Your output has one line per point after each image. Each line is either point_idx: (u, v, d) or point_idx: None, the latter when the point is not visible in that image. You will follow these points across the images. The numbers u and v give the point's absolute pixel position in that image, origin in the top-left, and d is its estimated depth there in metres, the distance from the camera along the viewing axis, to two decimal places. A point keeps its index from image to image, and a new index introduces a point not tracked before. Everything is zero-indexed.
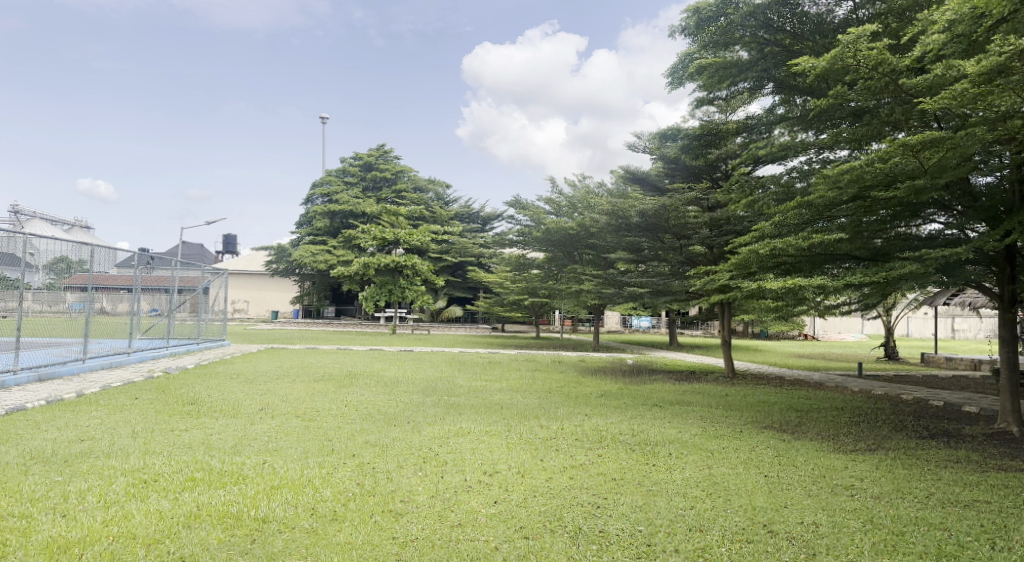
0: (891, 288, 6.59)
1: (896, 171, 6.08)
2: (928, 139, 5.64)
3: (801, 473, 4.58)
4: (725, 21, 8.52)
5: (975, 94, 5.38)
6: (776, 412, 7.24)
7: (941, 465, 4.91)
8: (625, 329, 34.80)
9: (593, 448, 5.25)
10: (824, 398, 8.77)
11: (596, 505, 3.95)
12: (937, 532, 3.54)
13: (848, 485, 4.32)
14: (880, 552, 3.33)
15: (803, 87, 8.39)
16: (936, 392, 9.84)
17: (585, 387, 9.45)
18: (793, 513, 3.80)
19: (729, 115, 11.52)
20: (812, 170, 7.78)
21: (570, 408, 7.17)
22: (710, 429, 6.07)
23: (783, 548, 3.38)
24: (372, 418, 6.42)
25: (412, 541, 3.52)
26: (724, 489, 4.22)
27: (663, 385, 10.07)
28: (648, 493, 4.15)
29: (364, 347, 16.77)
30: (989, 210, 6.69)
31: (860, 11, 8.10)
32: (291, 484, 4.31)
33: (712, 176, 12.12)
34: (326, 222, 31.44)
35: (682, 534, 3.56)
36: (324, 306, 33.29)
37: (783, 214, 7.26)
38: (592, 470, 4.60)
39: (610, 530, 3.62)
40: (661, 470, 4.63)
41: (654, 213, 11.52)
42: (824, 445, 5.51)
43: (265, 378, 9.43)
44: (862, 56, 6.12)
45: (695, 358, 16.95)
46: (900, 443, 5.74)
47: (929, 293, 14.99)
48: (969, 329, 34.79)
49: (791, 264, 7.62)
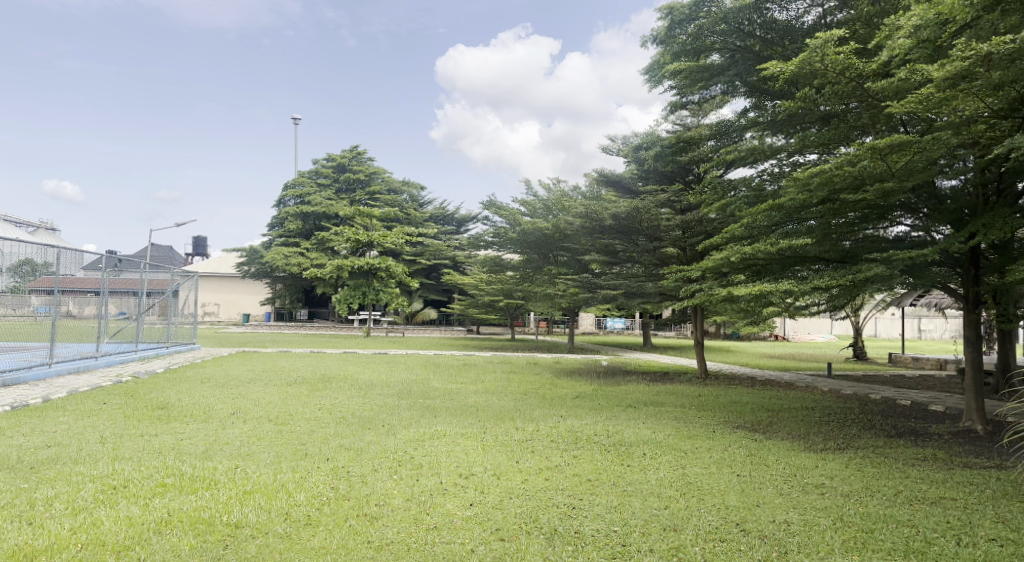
0: (858, 290, 6.69)
1: (864, 175, 6.15)
2: (895, 143, 5.73)
3: (773, 473, 4.63)
4: (696, 28, 8.59)
5: (941, 98, 5.47)
6: (748, 412, 7.34)
7: (909, 463, 5.00)
8: (599, 331, 35.02)
9: (568, 449, 5.27)
10: (794, 398, 8.92)
11: (571, 506, 3.96)
12: (905, 529, 3.60)
13: (818, 484, 4.38)
14: (850, 549, 3.38)
15: (773, 92, 8.53)
16: (903, 391, 10.03)
17: (562, 388, 9.48)
18: (765, 512, 3.84)
19: (701, 119, 11.63)
20: (783, 173, 7.88)
21: (544, 410, 7.19)
22: (684, 429, 6.12)
23: (755, 547, 3.42)
24: (346, 422, 6.37)
25: (387, 544, 3.50)
26: (697, 489, 4.25)
27: (639, 386, 10.14)
28: (623, 494, 4.17)
29: (338, 350, 16.64)
30: (955, 213, 6.89)
31: (828, 17, 8.28)
32: (265, 489, 4.27)
33: (685, 179, 12.11)
34: (300, 223, 31.24)
35: (656, 534, 3.59)
36: (297, 308, 33.03)
37: (754, 216, 7.33)
38: (567, 471, 4.62)
39: (585, 531, 3.63)
40: (636, 470, 4.66)
41: (627, 214, 11.58)
42: (795, 445, 5.58)
43: (238, 382, 9.31)
44: (830, 60, 6.18)
45: (669, 358, 17.14)
46: (870, 441, 5.84)
47: (895, 294, 15.32)
48: (935, 329, 35.56)
49: (761, 266, 7.72)
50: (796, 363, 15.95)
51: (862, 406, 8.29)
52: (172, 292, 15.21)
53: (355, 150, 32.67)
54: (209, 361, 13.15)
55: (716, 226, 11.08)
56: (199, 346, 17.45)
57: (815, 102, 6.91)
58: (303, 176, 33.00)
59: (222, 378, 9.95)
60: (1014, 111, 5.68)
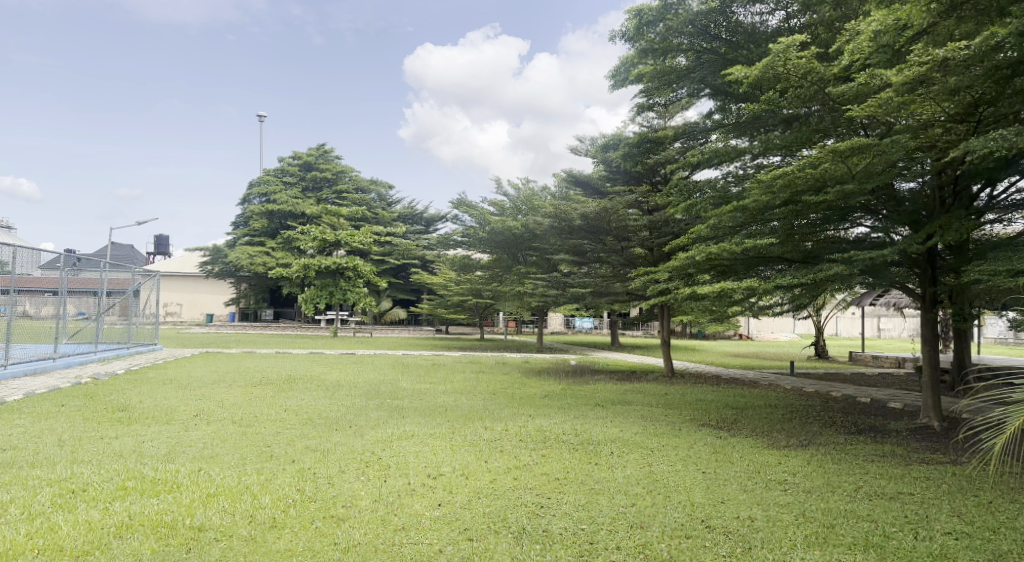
0: (820, 289, 6.82)
1: (825, 177, 6.28)
2: (856, 146, 5.87)
3: (737, 469, 4.69)
4: (664, 28, 8.58)
5: (898, 102, 5.62)
6: (712, 410, 7.43)
7: (868, 459, 5.11)
8: (567, 331, 35.19)
9: (536, 449, 5.28)
10: (758, 396, 9.06)
11: (539, 505, 3.97)
12: (864, 524, 3.68)
13: (781, 480, 4.46)
14: (811, 544, 3.45)
15: (738, 94, 8.68)
16: (864, 388, 10.27)
17: (530, 388, 9.50)
18: (730, 509, 3.89)
19: (668, 121, 11.70)
20: (747, 175, 8.04)
21: (512, 409, 7.21)
22: (651, 428, 6.18)
23: (719, 543, 3.46)
24: (313, 423, 6.31)
25: (354, 546, 3.47)
26: (664, 487, 4.29)
27: (607, 385, 10.16)
28: (591, 492, 4.20)
29: (303, 351, 16.45)
30: (913, 215, 7.03)
31: (792, 21, 8.51)
32: (228, 491, 4.20)
33: (652, 180, 12.21)
34: (265, 221, 30.84)
35: (623, 531, 3.61)
36: (263, 308, 32.57)
37: (719, 217, 7.40)
38: (535, 471, 4.63)
39: (553, 529, 3.64)
40: (603, 468, 4.69)
41: (595, 215, 11.64)
42: (758, 442, 5.66)
43: (201, 384, 9.13)
44: (792, 65, 6.29)
45: (637, 358, 17.31)
46: (832, 438, 5.93)
47: (856, 294, 15.65)
48: (894, 328, 36.47)
49: (726, 266, 7.83)
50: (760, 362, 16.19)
51: (823, 404, 8.46)
52: (133, 292, 14.89)
53: (323, 149, 32.29)
54: (171, 362, 12.89)
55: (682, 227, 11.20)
56: (161, 346, 17.11)
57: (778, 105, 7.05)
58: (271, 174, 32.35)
59: (183, 379, 9.76)
60: (969, 116, 5.90)
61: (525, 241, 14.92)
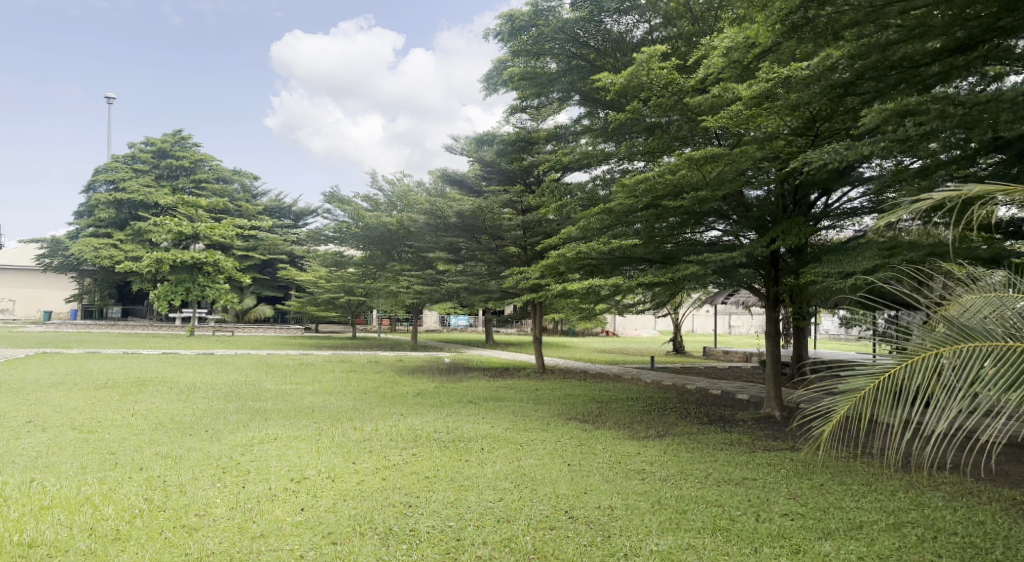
0: (678, 287, 7.27)
1: (683, 183, 6.65)
2: (709, 155, 6.23)
3: (600, 461, 4.88)
4: (535, 33, 8.79)
5: (747, 115, 6.16)
6: (579, 404, 7.69)
7: (718, 448, 5.48)
8: (444, 329, 35.39)
9: (405, 448, 5.26)
10: (622, 389, 9.53)
11: (406, 504, 3.95)
12: (713, 509, 3.92)
13: (640, 469, 4.68)
14: (664, 529, 3.64)
15: (604, 100, 9.00)
16: (717, 381, 11.09)
17: (402, 387, 9.43)
18: (591, 499, 4.04)
19: (540, 123, 11.97)
20: (614, 180, 8.37)
21: (383, 408, 7.14)
22: (520, 423, 6.31)
23: (581, 533, 3.57)
24: (166, 428, 5.94)
25: (208, 555, 3.30)
26: (531, 480, 4.39)
27: (478, 382, 10.31)
28: (459, 489, 4.22)
29: (157, 350, 15.49)
30: (759, 220, 7.70)
31: (654, 33, 8.93)
32: (66, 503, 3.88)
33: (527, 180, 12.51)
34: (113, 211, 28.93)
35: (489, 526, 3.66)
36: (109, 305, 30.31)
37: (588, 218, 7.59)
38: (404, 470, 4.60)
39: (420, 528, 3.63)
40: (472, 464, 4.74)
41: (471, 213, 11.79)
42: (620, 434, 5.93)
43: (33, 389, 8.33)
44: (654, 74, 6.58)
45: (510, 354, 17.75)
46: (687, 429, 6.29)
47: (710, 293, 16.89)
48: (744, 326, 39.68)
49: (595, 266, 8.14)
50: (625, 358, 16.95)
51: (681, 396, 9.03)
52: None
53: (180, 134, 30.45)
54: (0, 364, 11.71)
55: (554, 228, 11.55)
56: None
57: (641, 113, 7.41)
58: (115, 160, 30.33)
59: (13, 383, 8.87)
60: (807, 130, 6.54)
61: (406, 237, 14.83)
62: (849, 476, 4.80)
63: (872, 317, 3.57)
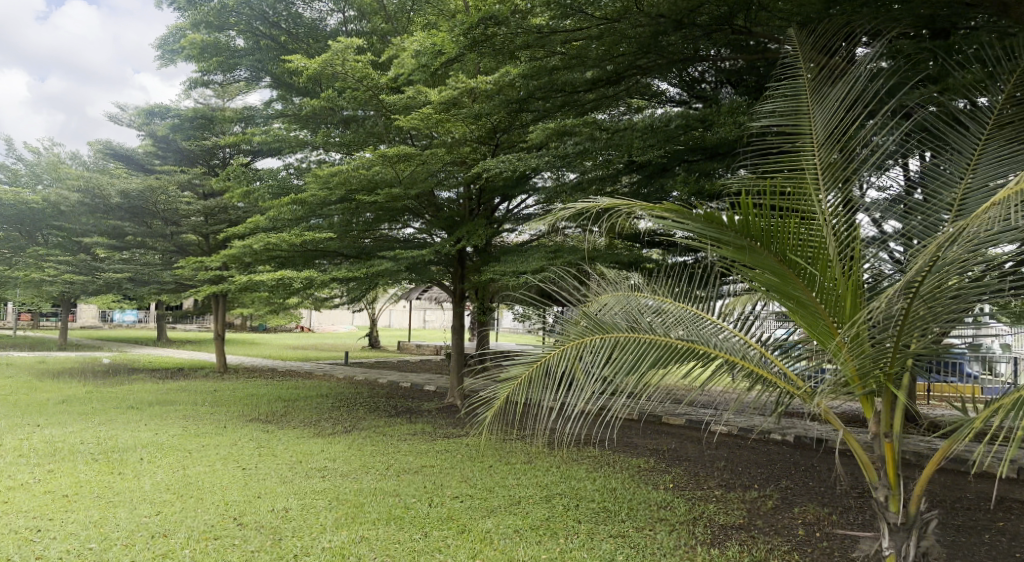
0: (371, 282, 8.05)
1: (377, 179, 7.21)
2: (400, 154, 6.94)
3: (275, 464, 5.02)
4: (220, 5, 9.40)
5: (434, 120, 7.01)
6: (264, 407, 8.37)
7: (400, 439, 6.18)
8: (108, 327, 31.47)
9: (41, 464, 4.92)
10: (309, 388, 10.26)
11: (36, 530, 3.48)
12: (388, 499, 4.11)
13: (320, 468, 4.90)
14: (339, 525, 3.64)
15: (296, 86, 9.70)
16: (408, 375, 12.04)
17: (40, 395, 9.11)
18: (265, 503, 4.02)
19: (224, 101, 13.71)
20: (306, 169, 8.74)
21: (15, 423, 6.77)
22: (192, 430, 6.55)
23: (248, 539, 3.43)
24: None
25: None
26: (196, 490, 4.26)
27: (149, 385, 10.68)
28: (110, 505, 3.91)
29: None
30: (448, 219, 8.62)
31: (348, 26, 10.41)
32: None
33: (209, 162, 13.79)
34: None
35: (140, 544, 3.32)
36: None
37: (277, 209, 7.97)
38: (35, 490, 4.19)
39: (49, 555, 3.15)
40: (131, 478, 4.54)
41: (137, 192, 13.07)
42: (303, 433, 6.34)
43: None
44: (348, 65, 7.20)
45: (185, 354, 17.57)
46: (372, 423, 7.08)
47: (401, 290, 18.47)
48: (439, 321, 44.16)
49: (285, 258, 8.45)
50: (312, 357, 17.52)
51: (372, 391, 10.04)
52: None
53: None
54: None
55: (237, 216, 13.11)
56: None
57: (337, 101, 7.95)
58: None
59: None
60: (489, 139, 7.48)
61: (97, 210, 13.75)
62: (517, 462, 5.69)
63: (538, 313, 3.92)
